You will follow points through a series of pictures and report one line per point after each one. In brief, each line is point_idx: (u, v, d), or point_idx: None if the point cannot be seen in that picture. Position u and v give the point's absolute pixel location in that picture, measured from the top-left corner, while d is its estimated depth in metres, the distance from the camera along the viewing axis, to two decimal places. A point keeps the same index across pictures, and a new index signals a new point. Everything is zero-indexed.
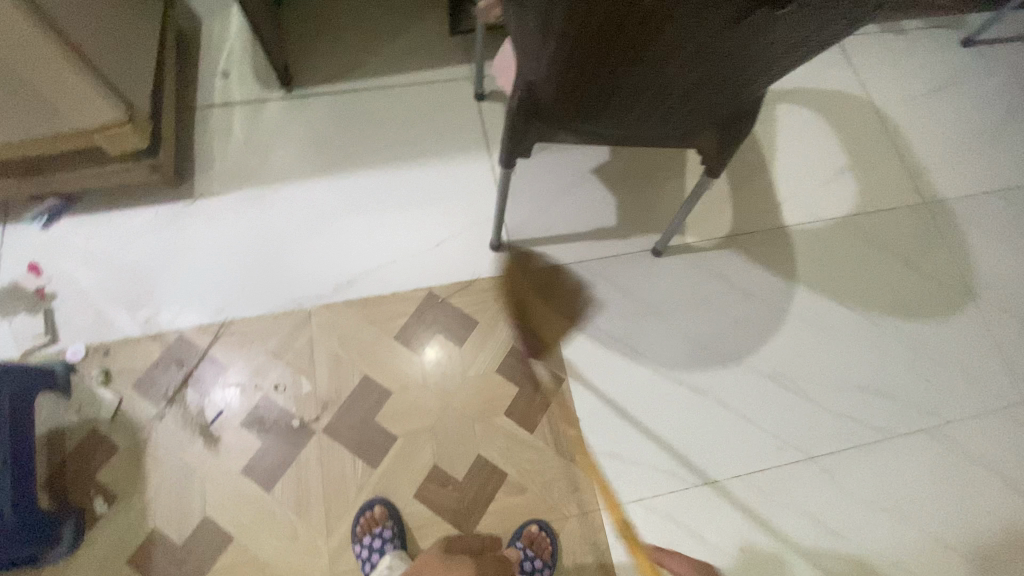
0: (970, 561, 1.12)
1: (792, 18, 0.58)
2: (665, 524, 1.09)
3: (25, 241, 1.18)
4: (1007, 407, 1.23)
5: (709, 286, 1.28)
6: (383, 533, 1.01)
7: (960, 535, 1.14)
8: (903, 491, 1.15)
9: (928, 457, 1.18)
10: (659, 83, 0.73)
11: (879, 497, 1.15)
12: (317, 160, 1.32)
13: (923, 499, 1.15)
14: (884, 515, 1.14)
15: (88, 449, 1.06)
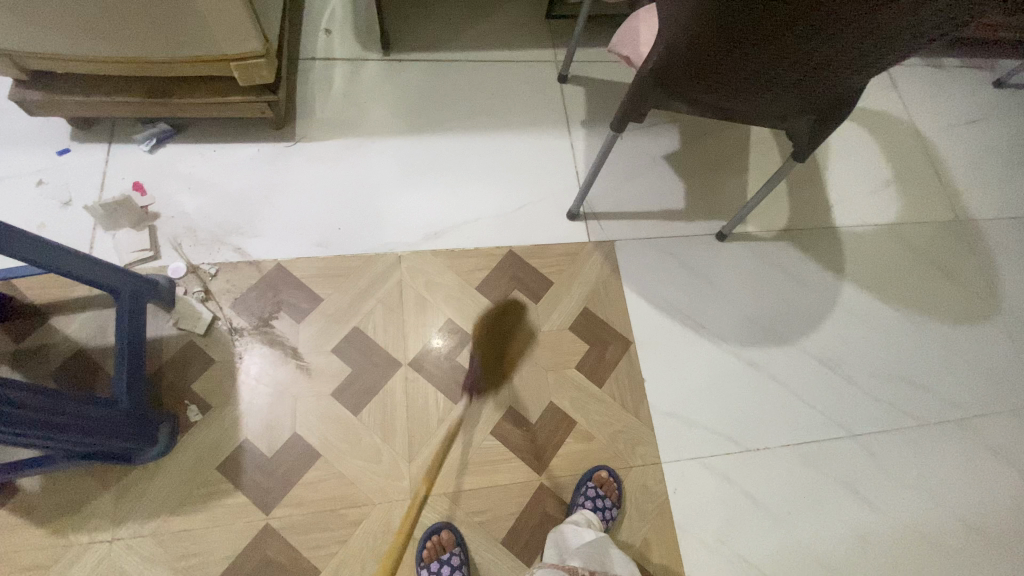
0: (992, 542, 1.21)
1: (917, 13, 0.68)
2: (722, 483, 1.15)
3: (135, 163, 1.24)
4: None
5: (765, 273, 1.37)
6: (450, 559, 0.99)
7: (983, 518, 1.23)
8: (933, 473, 1.25)
9: (956, 445, 1.28)
10: (781, 63, 0.83)
11: (912, 477, 1.24)
12: (410, 117, 1.39)
13: (952, 482, 1.25)
14: (916, 493, 1.23)
15: (184, 360, 1.10)
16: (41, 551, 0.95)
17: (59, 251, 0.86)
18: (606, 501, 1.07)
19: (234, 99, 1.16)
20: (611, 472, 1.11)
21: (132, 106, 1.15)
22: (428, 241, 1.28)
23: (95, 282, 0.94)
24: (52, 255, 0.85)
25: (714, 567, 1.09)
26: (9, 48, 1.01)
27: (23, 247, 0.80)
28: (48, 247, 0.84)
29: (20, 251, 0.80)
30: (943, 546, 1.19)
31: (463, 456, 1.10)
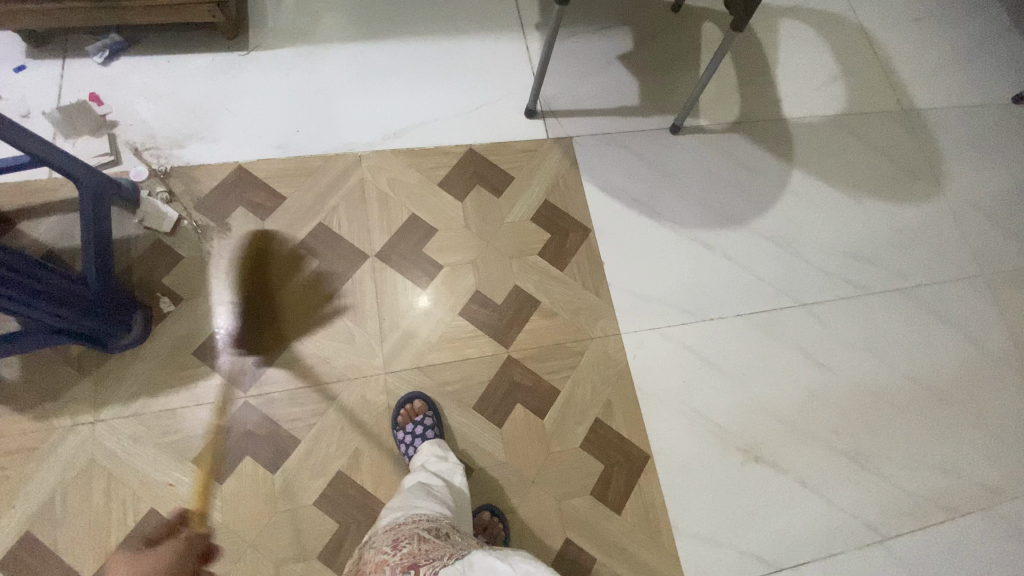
0: (932, 393, 1.31)
1: None
2: (680, 350, 1.22)
3: (89, 75, 1.24)
4: (965, 276, 1.43)
5: (717, 162, 1.43)
6: (424, 421, 1.05)
7: (925, 373, 1.32)
8: (879, 336, 1.33)
9: (900, 311, 1.37)
10: None
11: (860, 340, 1.32)
12: (364, 25, 1.40)
13: (896, 342, 1.33)
14: (864, 354, 1.31)
15: (153, 257, 1.12)
16: (24, 436, 0.98)
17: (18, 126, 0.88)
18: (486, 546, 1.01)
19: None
20: (493, 512, 1.04)
21: (82, 11, 1.15)
22: (388, 141, 1.30)
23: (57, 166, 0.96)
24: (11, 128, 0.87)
25: (673, 421, 1.16)
26: None
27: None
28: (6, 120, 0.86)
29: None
30: (888, 399, 1.28)
31: (432, 335, 1.15)
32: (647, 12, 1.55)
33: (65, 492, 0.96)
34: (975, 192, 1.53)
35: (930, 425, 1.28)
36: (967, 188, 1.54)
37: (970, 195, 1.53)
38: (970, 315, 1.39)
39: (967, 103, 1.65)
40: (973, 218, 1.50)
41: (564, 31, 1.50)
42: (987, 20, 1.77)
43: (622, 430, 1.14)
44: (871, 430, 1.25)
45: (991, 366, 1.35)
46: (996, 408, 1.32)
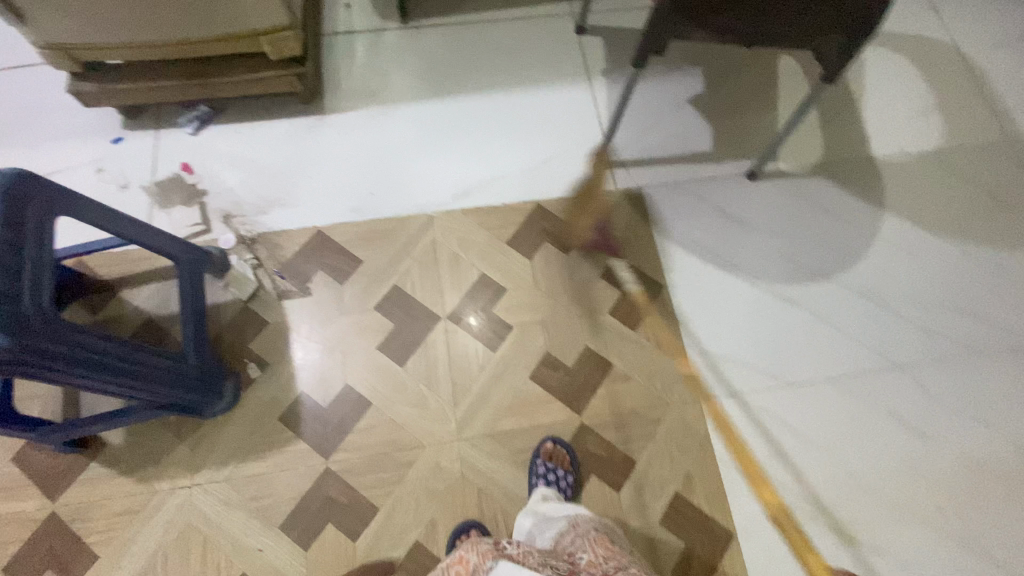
0: None
1: None
2: (765, 418, 1.16)
3: (181, 145, 1.32)
4: None
5: (799, 210, 1.35)
6: None
7: None
8: (988, 401, 1.21)
9: (1014, 372, 1.23)
10: None
11: (966, 405, 1.20)
12: (433, 82, 1.42)
13: (1009, 408, 1.21)
14: (971, 422, 1.19)
15: (242, 323, 1.18)
16: (128, 498, 1.05)
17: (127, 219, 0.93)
18: (558, 471, 1.07)
19: (265, 73, 1.20)
20: (557, 441, 1.10)
21: (175, 90, 1.21)
22: (458, 201, 1.32)
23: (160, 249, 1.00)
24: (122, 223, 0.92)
25: (758, 495, 1.11)
26: (62, 41, 1.09)
27: (97, 213, 0.87)
28: (117, 215, 0.91)
29: (93, 219, 0.86)
30: (1001, 473, 1.16)
31: (504, 400, 1.14)
32: (719, 51, 1.49)
33: (164, 555, 1.02)
34: None
35: None
36: None
37: None
38: None
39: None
40: None
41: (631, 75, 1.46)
42: None
43: (702, 504, 1.09)
44: (983, 509, 1.14)
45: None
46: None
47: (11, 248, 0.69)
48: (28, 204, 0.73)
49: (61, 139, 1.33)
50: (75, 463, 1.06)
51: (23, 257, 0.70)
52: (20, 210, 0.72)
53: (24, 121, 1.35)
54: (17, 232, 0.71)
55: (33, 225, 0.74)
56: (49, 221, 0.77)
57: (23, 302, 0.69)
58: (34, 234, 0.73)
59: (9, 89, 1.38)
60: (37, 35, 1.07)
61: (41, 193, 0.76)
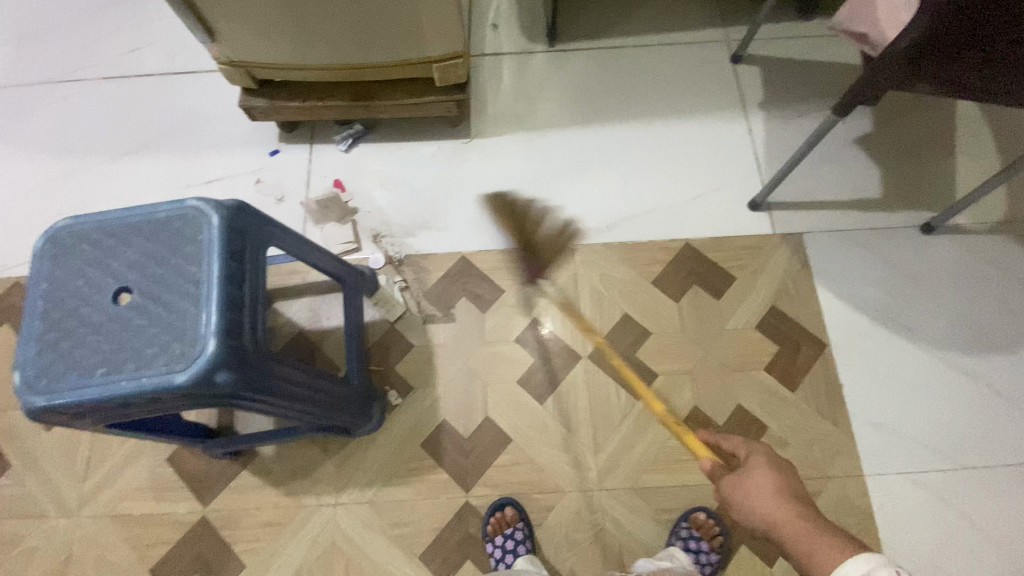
0: None
1: None
2: (936, 503, 1.06)
3: (334, 162, 1.35)
4: None
5: (983, 271, 1.21)
6: None
7: None
8: None
9: None
10: None
11: None
12: (580, 110, 1.40)
13: None
14: None
15: (387, 344, 1.19)
16: (277, 510, 1.08)
17: (311, 245, 0.96)
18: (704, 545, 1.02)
19: (428, 99, 1.22)
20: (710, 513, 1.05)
21: (339, 110, 1.24)
22: (602, 233, 1.28)
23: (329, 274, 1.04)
24: (308, 250, 0.95)
25: None
26: (245, 59, 1.12)
27: (293, 241, 0.89)
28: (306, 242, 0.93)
29: (288, 248, 0.88)
30: None
31: (649, 453, 1.10)
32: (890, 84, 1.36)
33: (308, 571, 1.04)
34: None
35: None
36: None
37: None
38: None
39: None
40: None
41: (789, 110, 1.36)
42: None
43: None
44: None
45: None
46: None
47: (236, 283, 0.71)
48: (246, 236, 0.75)
49: (220, 148, 1.38)
50: (229, 469, 1.11)
51: (244, 290, 0.72)
52: (241, 243, 0.74)
53: (186, 128, 1.40)
54: (239, 266, 0.72)
55: (250, 257, 0.75)
56: (260, 252, 0.78)
57: (244, 337, 0.70)
58: (251, 267, 0.75)
59: (171, 95, 1.44)
60: (222, 50, 1.09)
61: (254, 224, 0.77)
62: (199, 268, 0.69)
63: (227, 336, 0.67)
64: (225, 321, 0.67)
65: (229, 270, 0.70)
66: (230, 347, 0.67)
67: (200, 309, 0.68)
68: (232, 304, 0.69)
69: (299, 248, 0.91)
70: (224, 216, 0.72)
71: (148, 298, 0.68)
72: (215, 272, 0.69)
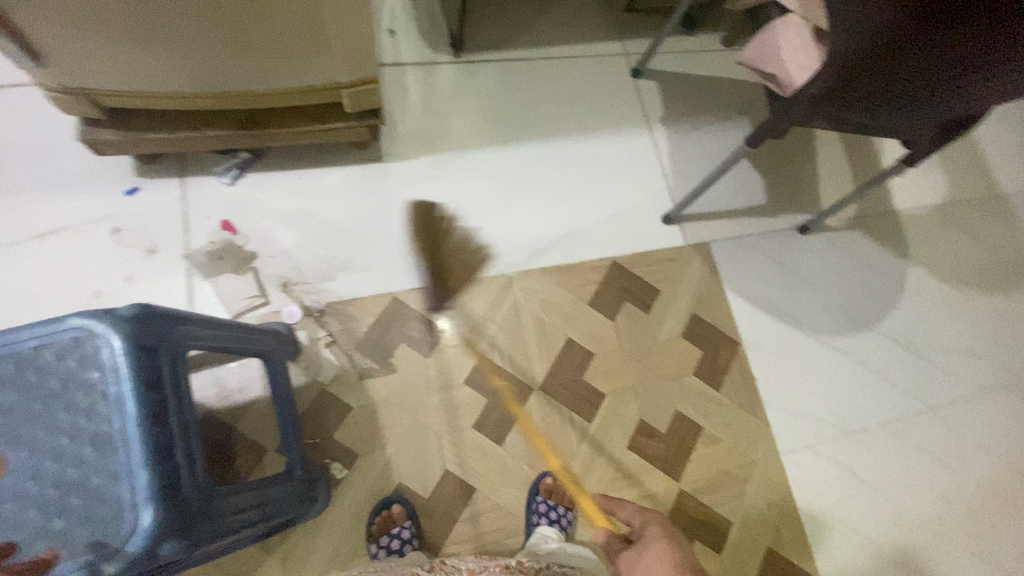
0: None
1: None
2: (831, 467, 1.26)
3: (217, 198, 1.15)
4: None
5: (842, 262, 1.43)
6: None
7: None
8: (1012, 441, 1.33)
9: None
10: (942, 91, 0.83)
11: (996, 445, 1.32)
12: (495, 127, 1.34)
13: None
14: (1000, 458, 1.32)
15: (322, 410, 1.08)
16: None
17: (222, 322, 0.80)
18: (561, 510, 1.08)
19: (334, 126, 1.06)
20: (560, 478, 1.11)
21: (222, 139, 1.03)
22: (535, 259, 1.26)
23: (246, 351, 0.88)
24: (219, 331, 0.78)
25: (832, 540, 1.21)
26: (89, 86, 0.87)
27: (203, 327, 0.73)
28: (216, 322, 0.77)
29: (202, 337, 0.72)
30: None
31: (606, 473, 1.15)
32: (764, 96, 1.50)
33: None
34: None
35: None
36: None
37: None
38: None
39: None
40: None
41: (688, 123, 1.45)
42: None
43: (792, 556, 1.19)
44: (1009, 536, 1.26)
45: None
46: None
47: (161, 422, 0.55)
48: (159, 351, 0.58)
49: (63, 192, 1.11)
50: None
51: (172, 426, 0.57)
52: (155, 363, 0.57)
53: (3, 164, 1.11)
54: (160, 396, 0.56)
55: (169, 376, 0.59)
56: (177, 360, 0.62)
57: (184, 485, 0.57)
58: (174, 390, 0.59)
59: None
60: (57, 77, 0.84)
61: (166, 328, 0.61)
62: (104, 416, 0.54)
63: (164, 498, 0.53)
64: (158, 479, 0.53)
65: (150, 407, 0.55)
66: (170, 511, 0.54)
67: (119, 472, 0.53)
68: (162, 452, 0.54)
69: (213, 333, 0.75)
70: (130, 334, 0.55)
71: (38, 469, 0.53)
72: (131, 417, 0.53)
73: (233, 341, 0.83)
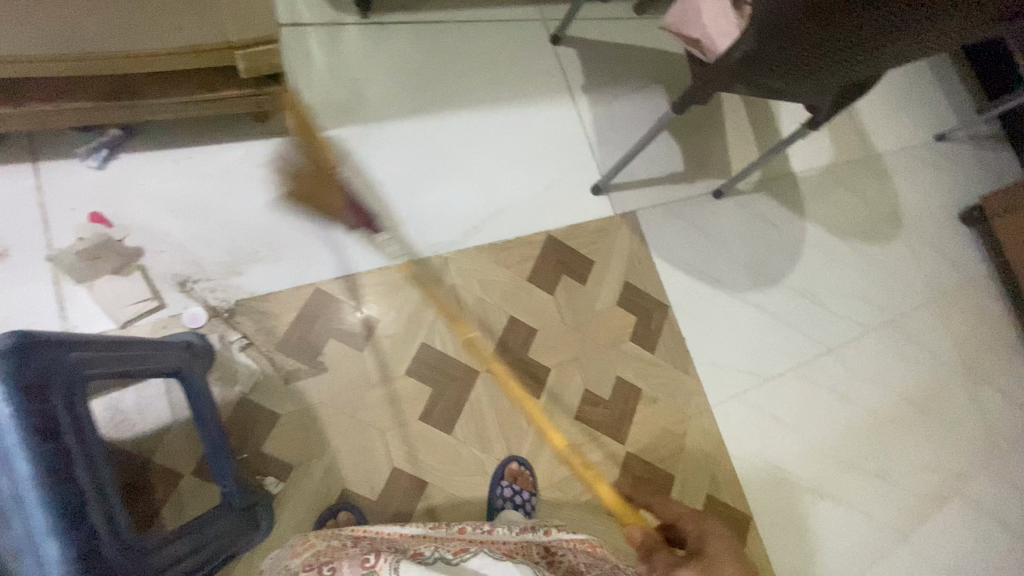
0: (934, 412, 1.53)
1: (965, 13, 0.79)
2: (754, 413, 1.37)
3: (82, 185, 0.96)
4: (944, 300, 1.65)
5: (753, 224, 1.53)
6: None
7: (928, 394, 1.54)
8: (893, 371, 1.53)
9: (904, 349, 1.56)
10: (841, 59, 0.90)
11: (881, 376, 1.52)
12: (413, 97, 1.24)
13: (903, 371, 1.54)
14: (885, 387, 1.51)
15: (246, 420, 0.96)
16: None
17: (132, 341, 0.70)
18: (522, 492, 1.06)
19: (227, 94, 0.91)
20: (521, 462, 1.10)
21: (85, 113, 0.86)
22: (468, 237, 1.20)
23: (159, 371, 0.76)
24: (132, 352, 0.69)
25: (758, 478, 1.33)
26: None
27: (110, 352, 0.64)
28: (124, 344, 0.68)
29: (109, 367, 0.64)
30: (907, 423, 1.50)
31: None
32: (678, 64, 1.53)
33: None
34: (943, 224, 1.74)
35: (934, 437, 1.51)
36: (937, 219, 1.74)
37: (940, 225, 1.73)
38: (952, 337, 1.62)
39: (945, 130, 1.84)
40: (945, 249, 1.71)
41: (609, 91, 1.44)
42: (946, 58, 1.94)
43: (727, 499, 1.28)
44: (894, 452, 1.46)
45: (987, 380, 1.61)
46: (994, 412, 1.59)
47: (65, 477, 0.49)
48: (51, 395, 0.51)
49: None
50: None
51: (78, 477, 0.50)
52: (48, 409, 0.50)
53: None
54: (61, 447, 0.50)
55: (69, 421, 0.52)
56: (77, 401, 0.55)
57: (105, 546, 0.50)
58: (77, 438, 0.52)
59: None
60: None
61: (57, 368, 0.53)
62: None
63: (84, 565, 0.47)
64: (75, 544, 0.47)
65: (52, 462, 0.48)
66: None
67: (22, 545, 0.46)
68: (71, 512, 0.48)
69: (122, 358, 0.67)
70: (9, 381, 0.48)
71: None
72: (22, 480, 0.46)
73: (149, 359, 0.73)
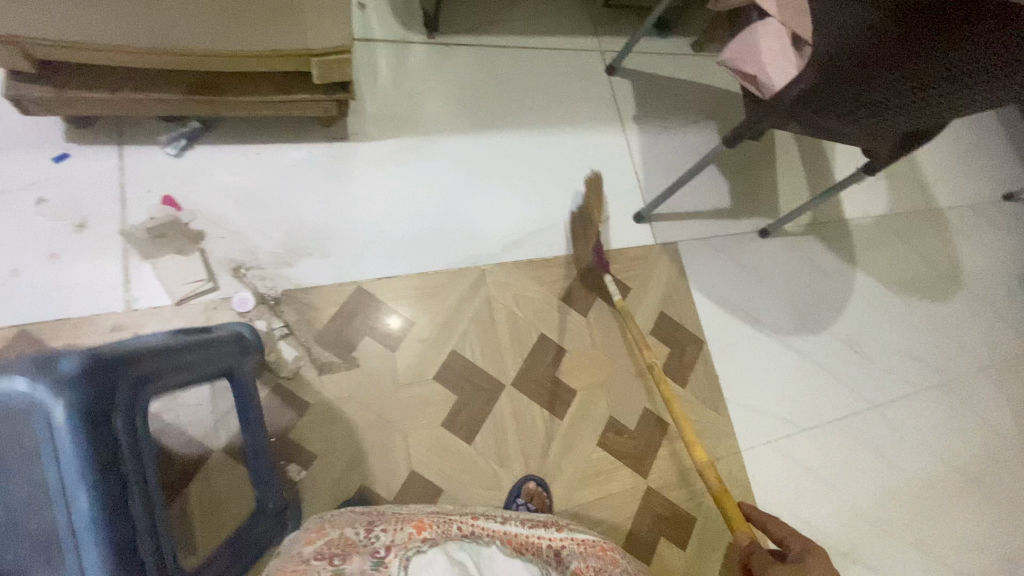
0: (987, 487, 1.42)
1: None
2: (786, 463, 1.31)
3: (159, 170, 1.04)
4: (1005, 368, 1.55)
5: (799, 267, 1.49)
6: None
7: (981, 467, 1.43)
8: (941, 436, 1.44)
9: (957, 414, 1.47)
10: (901, 103, 0.89)
11: (928, 441, 1.42)
12: (469, 115, 1.29)
13: (954, 439, 1.44)
14: (932, 452, 1.42)
15: (277, 406, 0.99)
16: None
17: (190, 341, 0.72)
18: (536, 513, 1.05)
19: (297, 97, 0.97)
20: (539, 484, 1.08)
21: (170, 104, 0.93)
22: (508, 252, 1.22)
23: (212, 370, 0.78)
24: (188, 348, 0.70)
25: None
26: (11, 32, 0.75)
27: (171, 347, 0.67)
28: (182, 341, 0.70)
29: (168, 361, 0.65)
30: (955, 495, 1.39)
31: (577, 470, 1.13)
32: (732, 102, 1.53)
33: None
34: (1006, 287, 1.64)
35: (986, 514, 1.39)
36: (1000, 282, 1.64)
37: (1002, 288, 1.64)
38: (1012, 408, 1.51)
39: (1013, 189, 1.76)
40: (1007, 314, 1.61)
41: (660, 124, 1.46)
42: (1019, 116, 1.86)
43: None
44: (939, 525, 1.36)
45: None
46: None
47: (112, 466, 0.50)
48: (111, 383, 0.52)
49: None
50: None
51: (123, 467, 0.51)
52: (106, 398, 0.51)
53: None
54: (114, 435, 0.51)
55: (124, 416, 0.53)
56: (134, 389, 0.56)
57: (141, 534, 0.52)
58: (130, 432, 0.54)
59: None
60: None
61: (116, 359, 0.54)
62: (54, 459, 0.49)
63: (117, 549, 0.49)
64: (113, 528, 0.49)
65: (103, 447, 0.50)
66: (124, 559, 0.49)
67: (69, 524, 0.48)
68: (112, 498, 0.49)
69: (181, 353, 0.68)
70: (83, 367, 0.50)
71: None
72: (69, 456, 0.48)
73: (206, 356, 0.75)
